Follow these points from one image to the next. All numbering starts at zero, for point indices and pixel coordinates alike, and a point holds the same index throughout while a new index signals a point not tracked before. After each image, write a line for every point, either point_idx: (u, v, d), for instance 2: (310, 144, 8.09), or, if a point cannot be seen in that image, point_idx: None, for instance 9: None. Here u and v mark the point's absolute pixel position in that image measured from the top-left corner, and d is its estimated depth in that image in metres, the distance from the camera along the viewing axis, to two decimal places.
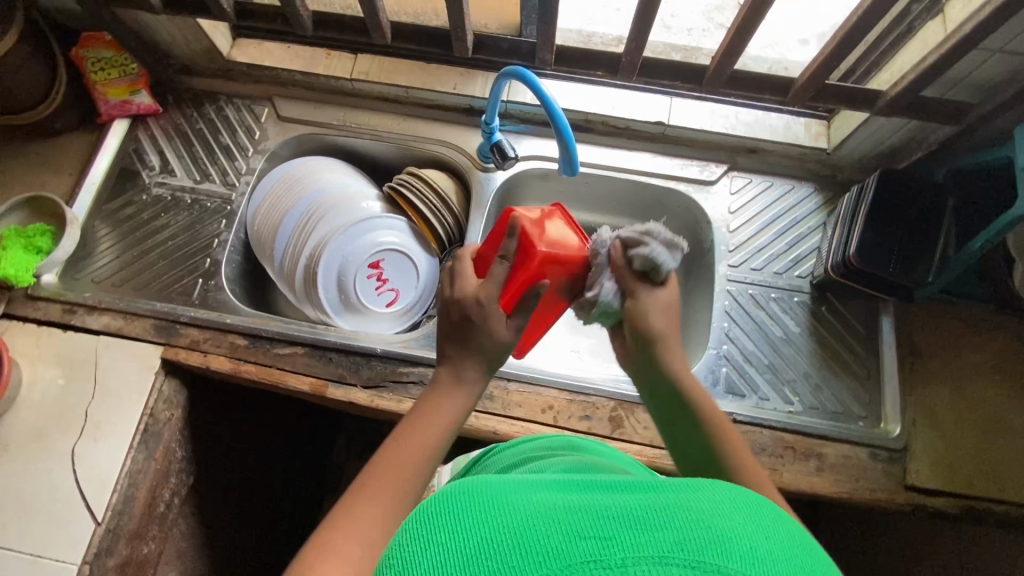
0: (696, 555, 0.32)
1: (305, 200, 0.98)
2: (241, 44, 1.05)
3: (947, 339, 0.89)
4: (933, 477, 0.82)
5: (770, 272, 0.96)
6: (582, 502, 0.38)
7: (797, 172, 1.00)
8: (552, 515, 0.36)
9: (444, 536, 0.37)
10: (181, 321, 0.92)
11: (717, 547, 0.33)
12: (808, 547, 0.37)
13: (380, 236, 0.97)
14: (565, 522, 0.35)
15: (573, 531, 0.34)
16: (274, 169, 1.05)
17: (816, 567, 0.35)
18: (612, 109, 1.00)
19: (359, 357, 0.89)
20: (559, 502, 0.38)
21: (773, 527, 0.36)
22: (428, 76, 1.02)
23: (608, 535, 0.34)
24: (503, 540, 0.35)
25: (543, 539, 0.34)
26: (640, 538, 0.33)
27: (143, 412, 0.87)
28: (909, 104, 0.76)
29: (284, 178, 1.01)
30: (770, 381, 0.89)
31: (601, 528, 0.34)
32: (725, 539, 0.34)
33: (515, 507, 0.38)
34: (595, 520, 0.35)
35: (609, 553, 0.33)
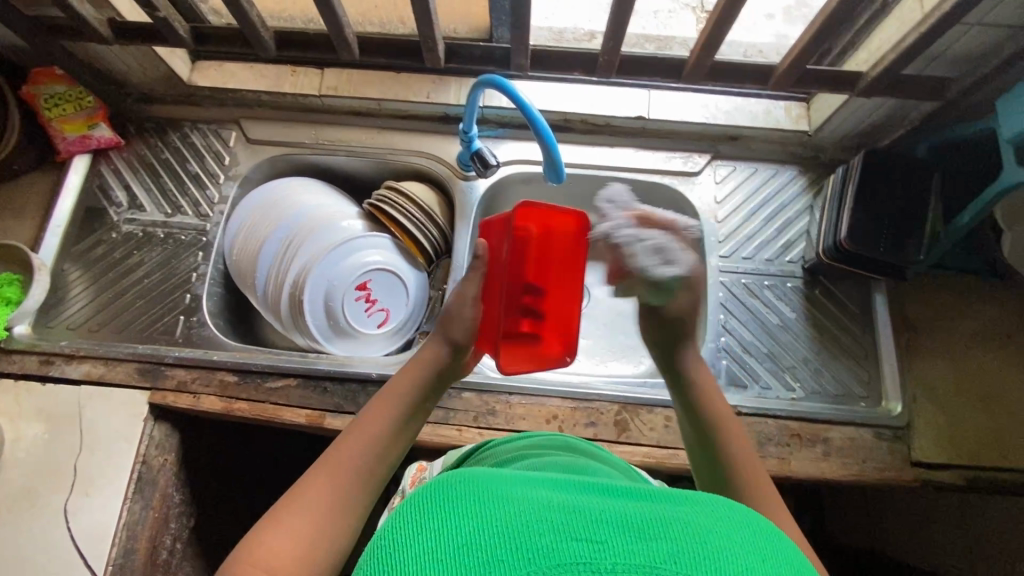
0: (687, 568, 0.31)
1: (289, 225, 0.94)
2: (201, 67, 1.01)
3: (941, 312, 0.90)
4: (937, 451, 0.83)
5: (761, 260, 0.95)
6: (576, 501, 0.36)
7: (780, 156, 1.00)
8: (545, 510, 0.34)
9: (435, 520, 0.34)
10: (167, 362, 0.89)
11: (711, 560, 0.32)
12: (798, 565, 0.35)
13: (366, 256, 0.94)
14: (559, 521, 0.33)
15: (567, 531, 0.33)
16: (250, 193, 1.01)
17: None
18: (591, 107, 0.98)
19: (354, 384, 0.86)
20: (552, 498, 0.36)
21: (768, 547, 0.35)
22: (400, 86, 0.99)
23: (600, 539, 0.32)
24: (496, 532, 0.33)
25: (533, 536, 0.32)
26: (632, 546, 0.32)
27: (135, 460, 0.84)
28: (889, 83, 0.75)
29: (264, 201, 0.98)
30: (771, 369, 0.89)
31: (593, 531, 0.33)
32: (719, 554, 0.32)
33: (508, 498, 0.35)
34: (589, 521, 0.33)
35: (601, 558, 0.31)
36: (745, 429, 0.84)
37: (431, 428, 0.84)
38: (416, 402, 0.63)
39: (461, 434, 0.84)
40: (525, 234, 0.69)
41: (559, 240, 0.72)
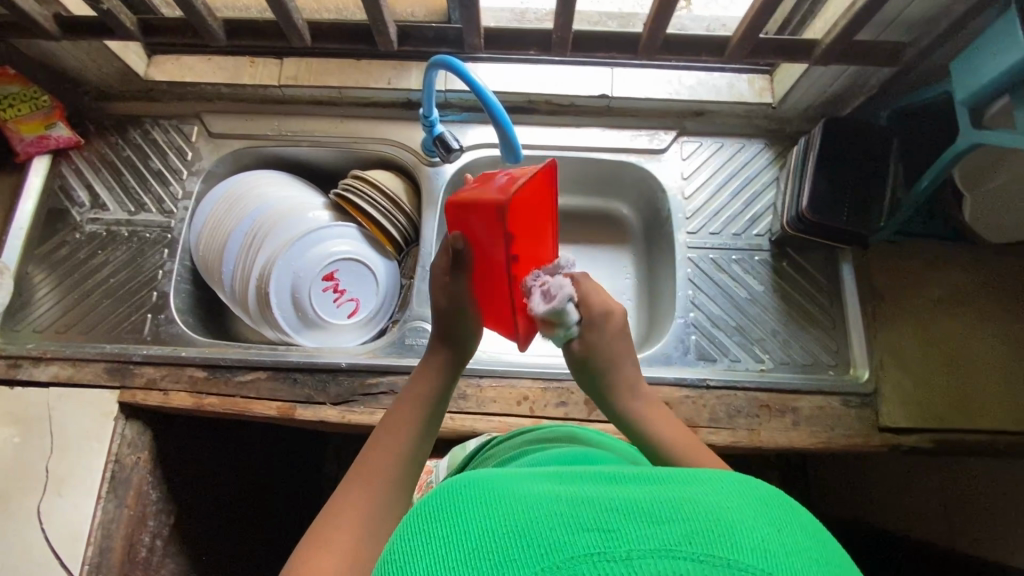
0: (703, 548, 0.30)
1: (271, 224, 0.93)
2: (158, 61, 0.99)
3: (906, 278, 0.90)
4: (904, 417, 0.84)
5: (728, 234, 0.95)
6: (585, 491, 0.34)
7: (746, 129, 0.99)
8: (554, 504, 0.33)
9: (441, 530, 0.34)
10: (134, 360, 0.88)
11: (729, 539, 0.30)
12: (818, 536, 0.34)
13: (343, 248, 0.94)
14: (567, 513, 0.32)
15: (577, 524, 0.31)
16: (218, 189, 0.99)
17: (837, 565, 0.32)
18: (554, 87, 0.97)
19: (323, 375, 0.86)
20: (561, 491, 0.35)
21: (784, 518, 0.33)
22: (360, 74, 0.98)
23: (612, 527, 0.31)
24: (503, 532, 0.32)
25: (544, 531, 0.31)
26: (646, 530, 0.30)
27: (107, 459, 0.84)
28: (844, 50, 0.75)
29: (235, 199, 0.96)
30: (740, 342, 0.89)
31: (604, 520, 0.31)
32: (735, 530, 0.31)
33: (515, 497, 0.35)
34: (598, 509, 0.32)
35: (614, 547, 0.30)
36: (714, 402, 0.84)
37: None
38: (434, 405, 0.62)
39: None
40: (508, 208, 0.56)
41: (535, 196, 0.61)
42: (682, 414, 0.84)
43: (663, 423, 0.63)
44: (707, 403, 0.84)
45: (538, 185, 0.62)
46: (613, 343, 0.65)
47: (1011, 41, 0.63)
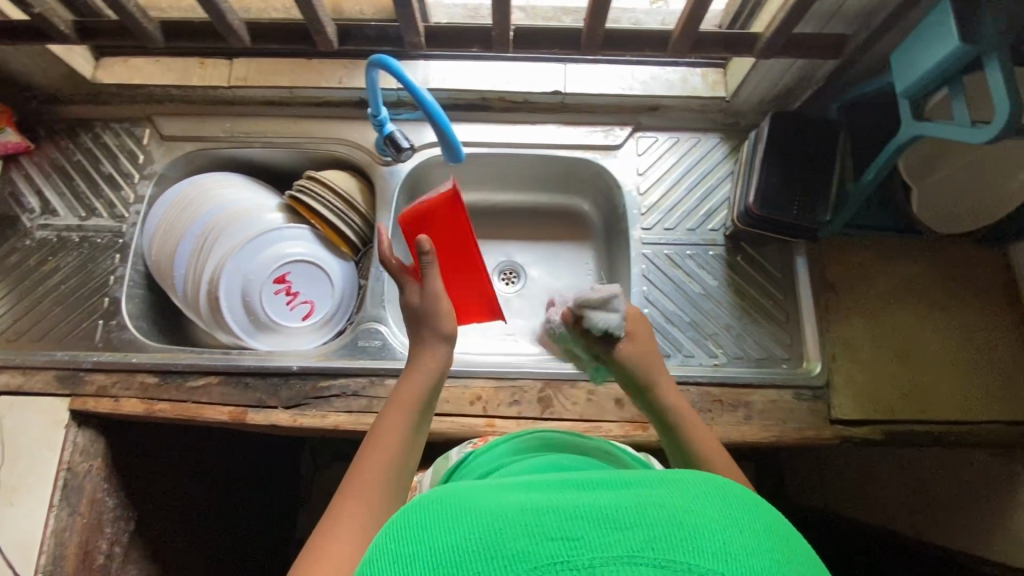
0: (663, 554, 0.31)
1: (235, 223, 0.92)
2: (106, 64, 0.98)
3: (859, 270, 0.90)
4: (855, 409, 0.84)
5: (683, 230, 0.95)
6: (551, 499, 0.36)
7: (702, 124, 0.99)
8: (520, 513, 0.34)
9: (409, 547, 0.34)
10: (85, 367, 0.88)
11: (690, 543, 0.32)
12: (778, 529, 0.36)
13: (298, 243, 0.93)
14: (535, 524, 0.33)
15: (542, 533, 0.33)
16: (175, 191, 0.97)
17: (795, 556, 0.34)
18: (507, 84, 0.96)
19: (275, 378, 0.86)
20: (529, 500, 0.36)
21: (745, 517, 0.35)
22: (311, 73, 0.97)
23: (577, 535, 0.32)
24: (469, 546, 0.33)
25: (511, 541, 0.33)
26: (609, 537, 0.32)
27: (58, 467, 0.84)
28: (785, 43, 0.75)
29: (196, 201, 0.95)
30: (693, 337, 0.90)
31: (569, 528, 0.33)
32: (697, 535, 0.32)
33: (483, 507, 0.36)
34: (563, 517, 0.33)
35: (577, 555, 0.31)
36: None
37: (354, 416, 0.83)
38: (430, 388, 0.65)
39: None
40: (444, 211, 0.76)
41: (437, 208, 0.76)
42: (635, 411, 0.84)
43: (673, 389, 0.69)
44: None
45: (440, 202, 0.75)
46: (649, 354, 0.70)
47: (945, 29, 0.63)
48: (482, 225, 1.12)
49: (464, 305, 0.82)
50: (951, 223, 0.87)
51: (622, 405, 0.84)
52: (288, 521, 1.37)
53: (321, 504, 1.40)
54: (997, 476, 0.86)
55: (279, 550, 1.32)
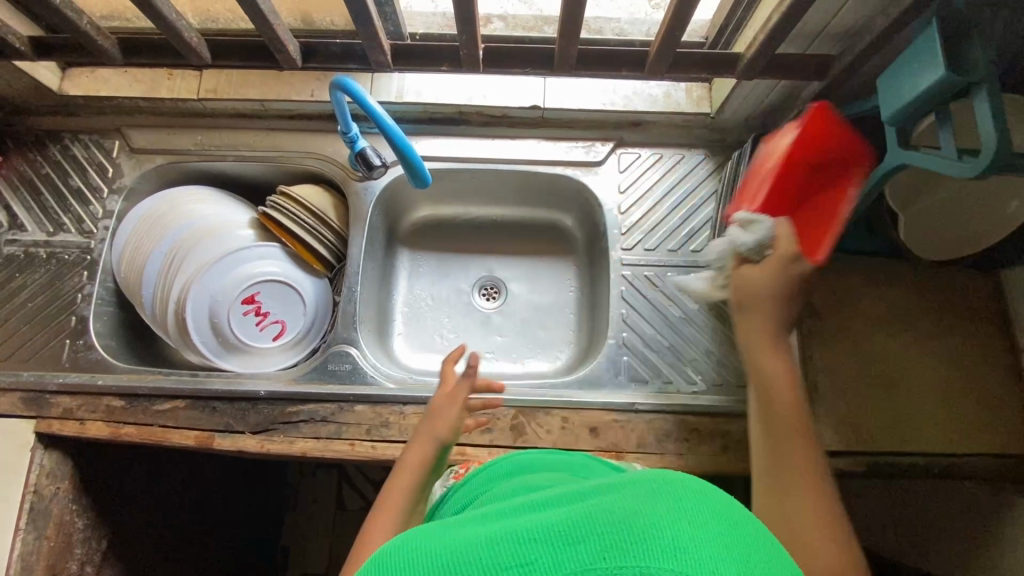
0: (615, 562, 0.30)
1: (213, 245, 0.90)
2: (73, 74, 0.95)
3: (845, 295, 0.87)
4: (836, 439, 0.82)
5: (665, 250, 0.92)
6: (506, 528, 0.34)
7: (686, 140, 0.96)
8: (474, 548, 0.33)
9: None
10: (50, 389, 0.86)
11: (642, 544, 0.30)
12: (741, 517, 0.33)
13: (274, 267, 0.92)
14: (486, 556, 0.32)
15: (494, 564, 0.31)
16: (154, 207, 0.94)
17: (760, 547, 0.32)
18: (484, 98, 0.93)
19: (243, 404, 0.84)
20: (486, 532, 0.35)
21: (700, 506, 0.33)
22: (283, 85, 0.94)
23: (531, 559, 0.31)
24: None
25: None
26: (562, 556, 0.31)
27: (24, 491, 0.83)
28: (767, 64, 0.72)
29: (175, 219, 0.92)
30: (672, 363, 0.87)
31: (520, 554, 0.31)
32: (647, 535, 0.30)
33: (440, 548, 0.34)
34: (516, 543, 0.32)
35: None
36: (643, 427, 0.83)
37: (323, 443, 0.82)
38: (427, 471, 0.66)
39: (354, 448, 0.81)
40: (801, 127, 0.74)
41: (825, 127, 0.73)
42: (610, 439, 0.82)
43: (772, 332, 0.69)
44: (635, 428, 0.83)
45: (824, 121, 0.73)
46: (762, 289, 0.71)
47: (930, 58, 0.60)
48: (463, 240, 1.10)
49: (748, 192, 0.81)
50: (939, 250, 0.85)
51: (597, 434, 0.82)
52: (273, 529, 1.36)
53: (306, 511, 1.40)
54: (980, 508, 0.85)
55: (264, 557, 1.33)
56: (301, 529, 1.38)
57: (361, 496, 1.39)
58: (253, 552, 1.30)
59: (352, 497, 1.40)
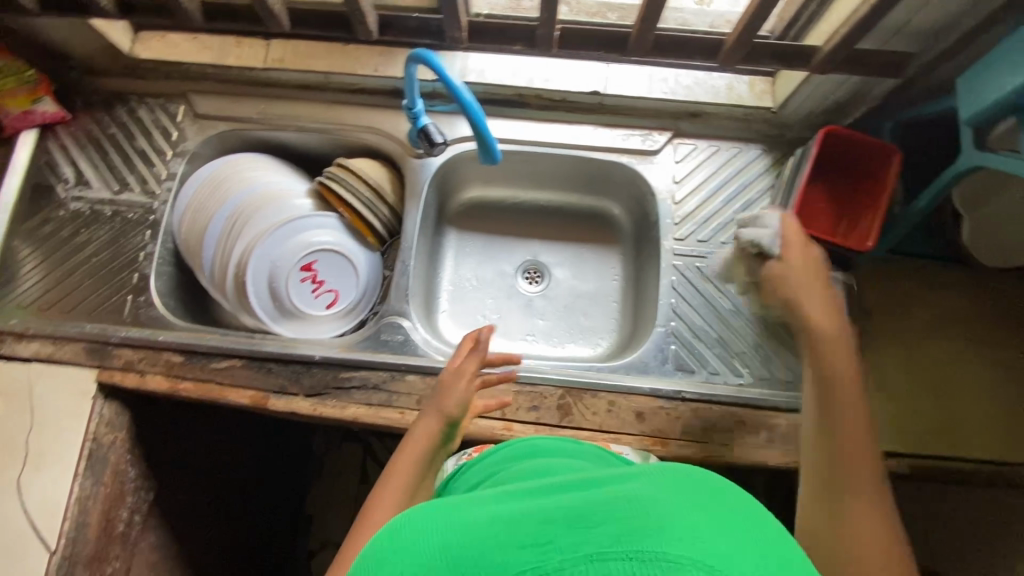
0: (633, 546, 0.33)
1: (271, 213, 0.92)
2: (144, 38, 0.97)
3: (898, 298, 0.88)
4: (883, 440, 0.82)
5: (717, 243, 0.92)
6: (525, 508, 0.38)
7: (744, 134, 0.96)
8: (494, 525, 0.37)
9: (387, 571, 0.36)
10: (112, 342, 0.89)
11: (659, 535, 0.33)
12: (756, 518, 0.37)
13: (326, 236, 0.93)
14: (507, 533, 0.36)
15: (514, 541, 0.35)
16: (213, 176, 0.96)
17: (769, 539, 0.36)
18: (545, 82, 0.94)
19: (298, 366, 0.86)
20: (506, 510, 0.38)
21: (712, 504, 0.36)
22: (347, 59, 0.95)
23: (548, 540, 0.34)
24: (441, 560, 0.35)
25: (482, 549, 0.35)
26: (580, 539, 0.34)
27: (84, 437, 0.86)
28: (844, 58, 0.72)
29: (235, 188, 0.94)
30: (720, 355, 0.88)
31: (539, 534, 0.35)
32: (664, 526, 0.34)
33: (461, 521, 0.38)
34: (537, 523, 0.36)
35: (548, 558, 0.33)
36: (689, 414, 0.84)
37: (374, 410, 0.84)
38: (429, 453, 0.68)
39: (403, 417, 0.83)
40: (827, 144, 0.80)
41: (845, 142, 0.79)
42: (655, 425, 0.83)
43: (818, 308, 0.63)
44: (680, 415, 0.84)
45: (839, 137, 0.79)
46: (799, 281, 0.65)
47: (1018, 59, 0.60)
48: (510, 222, 1.11)
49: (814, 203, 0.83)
50: (1000, 256, 0.85)
51: (642, 419, 0.83)
52: (297, 496, 1.40)
53: (331, 481, 1.42)
54: None
55: (288, 523, 1.36)
56: (324, 498, 1.41)
57: None
58: (278, 518, 1.33)
59: (375, 471, 1.42)
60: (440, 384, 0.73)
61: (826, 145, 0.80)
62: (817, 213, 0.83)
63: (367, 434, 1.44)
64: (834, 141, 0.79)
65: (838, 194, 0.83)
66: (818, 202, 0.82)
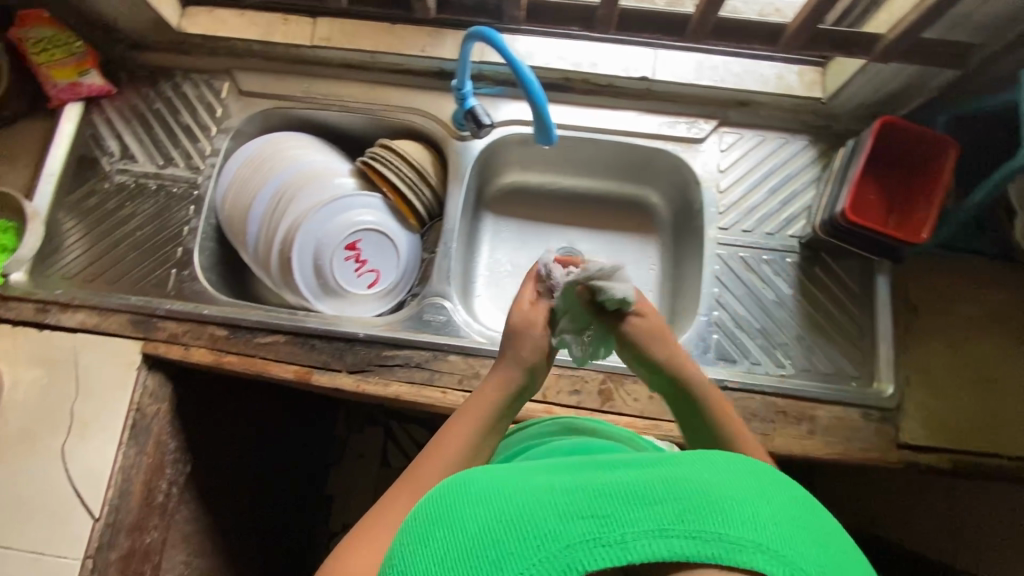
0: (696, 525, 0.36)
1: (318, 189, 0.93)
2: (192, 13, 0.97)
3: (942, 294, 0.88)
4: (925, 435, 0.82)
5: (762, 233, 0.92)
6: (579, 480, 0.40)
7: (791, 124, 0.95)
8: (549, 495, 0.39)
9: (450, 534, 0.40)
10: (158, 314, 0.90)
11: (720, 515, 0.37)
12: (800, 504, 0.41)
13: (372, 214, 0.94)
14: (566, 504, 0.38)
15: (570, 512, 0.37)
16: (259, 150, 0.96)
17: (813, 522, 0.40)
18: (593, 66, 0.94)
19: (341, 343, 0.87)
20: (559, 481, 0.41)
21: (765, 488, 0.40)
22: (395, 38, 0.95)
23: (606, 513, 0.37)
24: (507, 528, 0.38)
25: (543, 519, 0.37)
26: (638, 514, 0.36)
27: (128, 407, 0.87)
28: (908, 47, 0.71)
29: (283, 165, 0.94)
30: (762, 345, 0.88)
31: (598, 506, 0.37)
32: (722, 507, 0.37)
33: (518, 492, 0.40)
34: (594, 496, 0.38)
35: (610, 531, 0.36)
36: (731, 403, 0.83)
37: (417, 389, 0.84)
38: (497, 410, 0.66)
39: (445, 396, 0.84)
40: (883, 137, 0.79)
41: (899, 136, 0.79)
42: None
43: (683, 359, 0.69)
44: None
45: (894, 130, 0.78)
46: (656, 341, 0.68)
47: None
48: (546, 209, 1.10)
49: (863, 199, 0.82)
50: None
51: None
52: (317, 477, 1.40)
53: (352, 464, 1.43)
54: None
55: (310, 503, 1.37)
56: (345, 480, 1.42)
57: (405, 455, 1.42)
58: (301, 497, 1.34)
59: (396, 455, 1.43)
60: (510, 334, 0.68)
61: (882, 137, 0.79)
62: (867, 208, 0.82)
63: (389, 418, 1.45)
64: (889, 134, 0.79)
65: (887, 190, 0.82)
66: (868, 198, 0.82)
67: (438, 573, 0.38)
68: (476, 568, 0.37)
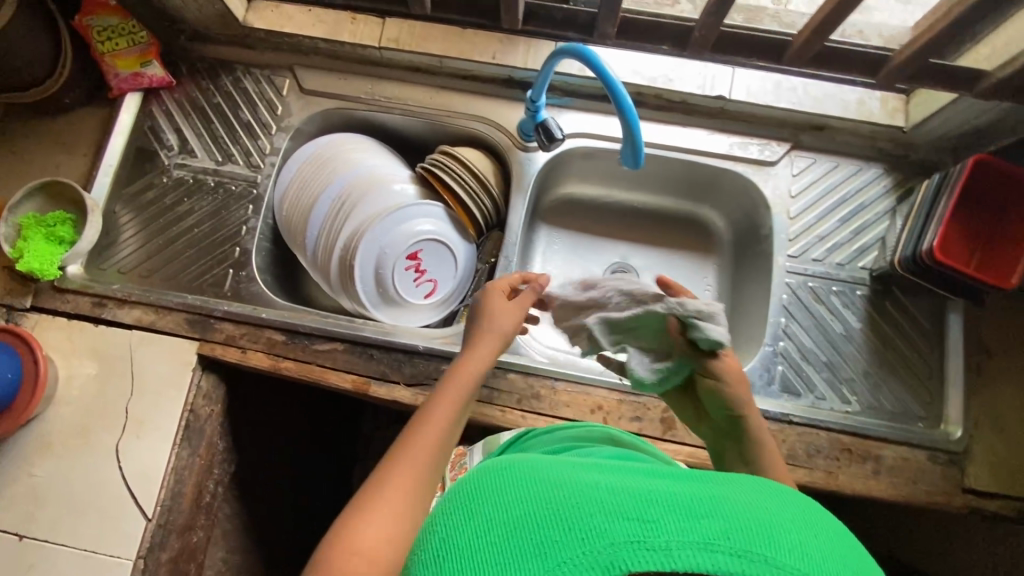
0: (743, 545, 0.34)
1: (375, 195, 0.91)
2: (258, 7, 0.95)
3: (1014, 335, 0.85)
4: (992, 480, 0.80)
5: (832, 263, 0.90)
6: (625, 483, 0.38)
7: (867, 152, 0.92)
8: (594, 491, 0.37)
9: (489, 516, 0.38)
10: (215, 315, 0.89)
11: (769, 538, 0.34)
12: (850, 543, 0.38)
13: (429, 223, 0.91)
14: (612, 503, 0.36)
15: (616, 511, 0.35)
16: (326, 153, 0.94)
17: (863, 565, 0.36)
18: (669, 82, 0.92)
19: (400, 354, 0.86)
20: (604, 481, 0.39)
21: (815, 522, 0.37)
22: (465, 43, 0.93)
23: (651, 519, 0.35)
24: (549, 518, 0.36)
25: (588, 514, 0.35)
26: (686, 526, 0.34)
27: (183, 408, 0.86)
28: (1015, 87, 0.69)
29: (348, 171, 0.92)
30: (827, 379, 0.86)
31: (645, 510, 0.35)
32: (774, 532, 0.35)
33: (561, 483, 0.38)
34: (642, 501, 0.36)
35: (654, 536, 0.34)
36: (796, 439, 0.82)
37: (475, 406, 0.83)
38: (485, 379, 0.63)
39: (504, 415, 0.83)
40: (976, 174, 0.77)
41: (993, 177, 0.77)
42: None
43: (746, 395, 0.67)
44: (787, 438, 0.81)
45: (989, 170, 0.76)
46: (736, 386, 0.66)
47: None
48: (601, 222, 1.08)
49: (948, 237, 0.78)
50: None
51: None
52: None
53: None
54: None
55: None
56: None
57: None
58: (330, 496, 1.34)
59: None
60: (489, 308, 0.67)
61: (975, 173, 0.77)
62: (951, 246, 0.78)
63: None
64: (987, 172, 0.76)
65: (971, 229, 0.79)
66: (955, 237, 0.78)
67: (468, 558, 0.36)
68: (515, 551, 0.35)
